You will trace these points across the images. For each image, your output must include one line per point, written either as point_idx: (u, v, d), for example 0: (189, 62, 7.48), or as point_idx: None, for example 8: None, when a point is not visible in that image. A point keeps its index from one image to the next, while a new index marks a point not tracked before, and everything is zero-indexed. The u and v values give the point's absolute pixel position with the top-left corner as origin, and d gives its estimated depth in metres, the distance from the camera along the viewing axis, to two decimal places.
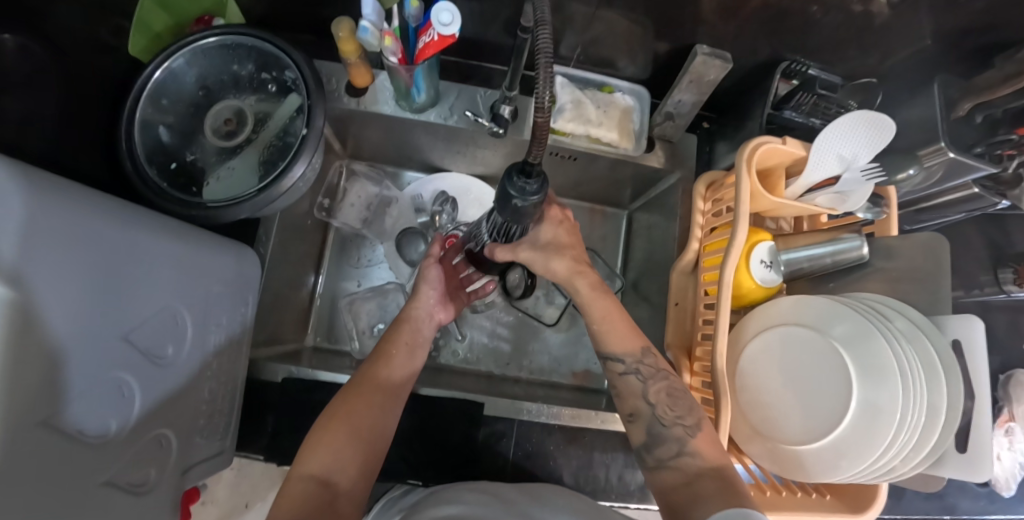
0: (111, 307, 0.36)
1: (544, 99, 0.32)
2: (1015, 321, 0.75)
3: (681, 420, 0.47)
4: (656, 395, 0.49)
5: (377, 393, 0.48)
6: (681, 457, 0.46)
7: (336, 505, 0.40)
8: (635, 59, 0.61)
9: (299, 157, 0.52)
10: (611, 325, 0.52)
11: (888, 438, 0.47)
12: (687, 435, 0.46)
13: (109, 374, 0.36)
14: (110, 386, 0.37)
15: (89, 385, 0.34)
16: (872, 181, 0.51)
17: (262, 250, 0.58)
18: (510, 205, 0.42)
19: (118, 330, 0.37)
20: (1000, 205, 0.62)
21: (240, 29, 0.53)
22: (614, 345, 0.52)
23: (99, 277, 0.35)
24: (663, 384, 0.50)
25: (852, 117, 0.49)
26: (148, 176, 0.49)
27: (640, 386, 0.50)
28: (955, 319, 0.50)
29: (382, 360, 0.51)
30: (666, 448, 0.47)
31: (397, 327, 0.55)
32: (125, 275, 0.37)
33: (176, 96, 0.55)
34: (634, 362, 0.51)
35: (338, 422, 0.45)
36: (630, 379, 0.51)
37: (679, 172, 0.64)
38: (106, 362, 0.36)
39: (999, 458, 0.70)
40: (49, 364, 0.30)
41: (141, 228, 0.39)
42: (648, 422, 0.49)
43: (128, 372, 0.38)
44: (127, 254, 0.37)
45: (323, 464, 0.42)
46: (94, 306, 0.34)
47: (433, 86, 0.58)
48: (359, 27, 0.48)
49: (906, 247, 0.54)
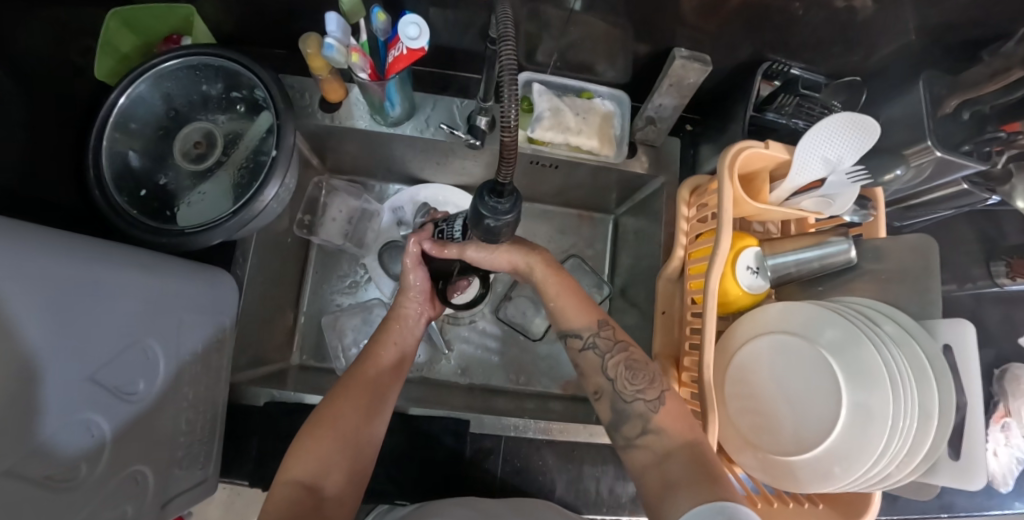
0: (77, 348, 0.35)
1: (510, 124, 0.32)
2: (1010, 315, 0.74)
3: (642, 395, 0.47)
4: (615, 368, 0.50)
5: (362, 393, 0.48)
6: (645, 435, 0.46)
7: (322, 510, 0.40)
8: (614, 63, 0.59)
9: (271, 177, 0.51)
10: (565, 302, 0.54)
11: (881, 444, 0.46)
12: (649, 409, 0.47)
13: (76, 415, 0.35)
14: (78, 427, 0.36)
15: (54, 430, 0.33)
16: (858, 184, 0.50)
17: (239, 272, 0.57)
18: (483, 224, 0.42)
19: (84, 371, 0.36)
20: (991, 200, 0.61)
21: (204, 50, 0.52)
22: (571, 320, 0.53)
23: (64, 318, 0.34)
24: (620, 357, 0.50)
25: (834, 120, 0.47)
26: (116, 205, 0.48)
27: (599, 360, 0.51)
28: (944, 321, 0.49)
29: (370, 359, 0.51)
30: (631, 425, 0.47)
31: (385, 327, 0.54)
32: (89, 312, 0.36)
33: (144, 120, 0.54)
34: (590, 335, 0.52)
35: (321, 428, 0.44)
36: (590, 354, 0.51)
37: (663, 176, 0.63)
38: (72, 403, 0.35)
39: (995, 454, 0.69)
40: (10, 414, 0.29)
41: (106, 264, 0.39)
42: (611, 397, 0.49)
43: (96, 411, 0.37)
44: (89, 291, 0.36)
45: (309, 470, 0.42)
46: (59, 349, 0.34)
47: (407, 99, 0.57)
48: (325, 44, 0.47)
49: (893, 248, 0.54)
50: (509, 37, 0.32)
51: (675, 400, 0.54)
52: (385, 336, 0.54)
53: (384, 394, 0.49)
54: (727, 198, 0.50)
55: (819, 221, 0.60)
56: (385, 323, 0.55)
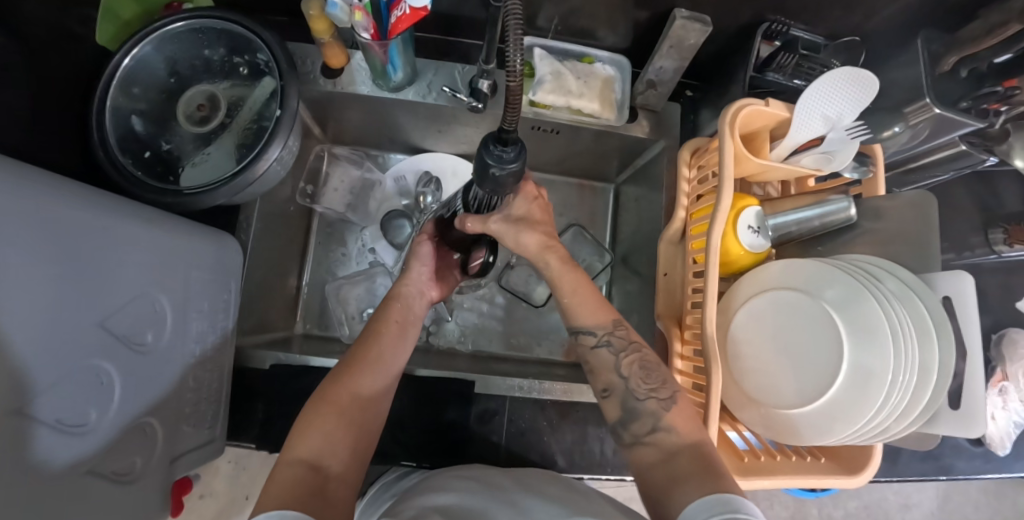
0: (86, 295, 0.36)
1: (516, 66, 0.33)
2: (1008, 282, 0.74)
3: (654, 393, 0.47)
4: (628, 368, 0.49)
5: (361, 372, 0.47)
6: (654, 434, 0.45)
7: (328, 488, 0.38)
8: (615, 29, 0.59)
9: (274, 139, 0.51)
10: (579, 299, 0.53)
11: (883, 398, 0.46)
12: (661, 408, 0.46)
13: (85, 362, 0.36)
14: (87, 372, 0.36)
15: (61, 374, 0.34)
16: (857, 139, 0.51)
17: (244, 237, 0.57)
18: (489, 174, 0.42)
19: (94, 315, 0.36)
20: (989, 162, 0.62)
21: (207, 12, 0.52)
22: (585, 318, 0.52)
23: (73, 264, 0.34)
24: (634, 357, 0.49)
25: (835, 75, 0.48)
26: (121, 165, 0.49)
27: (612, 359, 0.50)
28: (943, 273, 0.50)
29: (373, 337, 0.51)
30: (641, 423, 0.46)
31: (388, 305, 0.55)
32: (97, 262, 0.37)
33: (147, 84, 0.54)
34: (605, 334, 0.51)
35: (329, 399, 0.44)
36: (601, 352, 0.50)
37: (664, 140, 0.63)
38: (81, 350, 0.35)
39: (994, 418, 0.68)
40: (18, 354, 0.29)
41: (116, 214, 0.39)
42: (622, 396, 0.48)
43: (105, 359, 0.38)
44: (98, 241, 0.37)
45: (314, 449, 0.41)
46: (69, 293, 0.34)
47: (409, 63, 0.58)
48: (330, 2, 0.49)
49: (893, 208, 0.54)
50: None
51: (678, 359, 0.55)
52: (385, 316, 0.54)
53: (383, 378, 0.49)
54: (727, 153, 0.50)
55: (818, 182, 0.61)
56: (384, 302, 0.56)
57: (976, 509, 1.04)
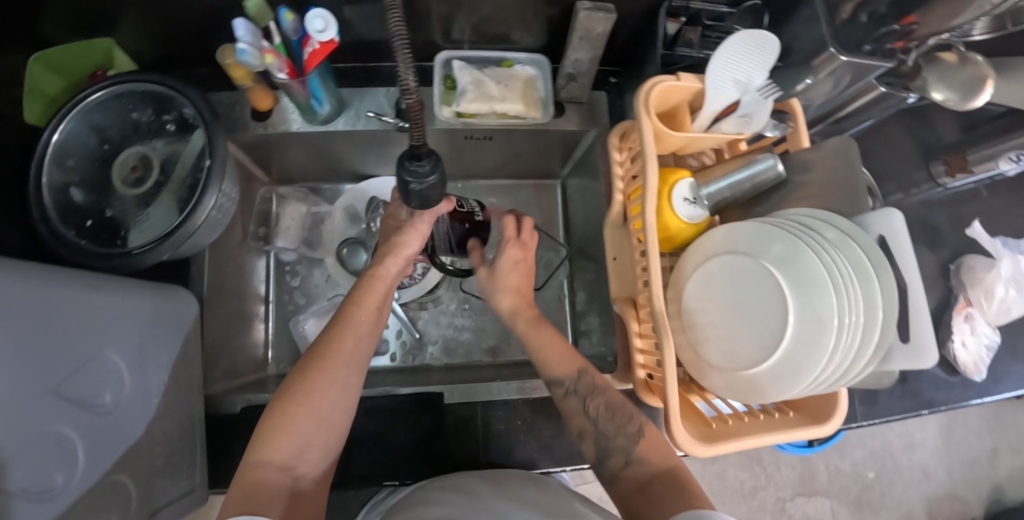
0: (38, 364, 0.36)
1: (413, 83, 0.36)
2: (958, 213, 0.75)
3: (624, 430, 0.48)
4: (596, 411, 0.50)
5: (335, 368, 0.47)
6: (629, 466, 0.47)
7: (297, 490, 0.40)
8: (528, 29, 0.61)
9: (209, 188, 0.52)
10: (551, 355, 0.53)
11: (831, 341, 0.47)
12: (632, 443, 0.47)
13: (46, 429, 0.36)
14: (48, 439, 0.37)
15: (23, 443, 0.34)
16: (770, 98, 0.52)
17: (198, 287, 0.58)
18: (411, 190, 0.45)
19: (47, 383, 0.37)
20: (911, 100, 0.63)
21: (128, 76, 0.54)
22: (552, 371, 0.52)
23: (21, 334, 0.35)
24: (601, 399, 0.50)
25: (736, 39, 0.49)
26: (64, 237, 0.50)
27: (580, 405, 0.50)
28: (874, 214, 0.51)
29: (346, 328, 0.50)
30: (615, 459, 0.47)
31: (365, 287, 0.54)
32: (45, 329, 0.37)
33: (80, 154, 0.55)
34: (572, 382, 0.51)
35: (300, 399, 0.44)
36: (571, 400, 0.51)
37: (595, 129, 0.65)
38: (39, 418, 0.36)
39: (964, 345, 0.67)
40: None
41: (57, 281, 0.40)
42: (594, 437, 0.49)
43: (64, 425, 0.38)
44: (42, 308, 0.37)
45: (284, 452, 0.41)
46: (21, 364, 0.34)
47: (333, 94, 0.60)
48: (238, 50, 0.49)
49: (819, 157, 0.55)
50: None
51: (636, 337, 0.56)
52: (364, 302, 0.53)
53: (355, 368, 0.48)
54: (645, 131, 0.52)
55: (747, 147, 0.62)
56: (364, 282, 0.55)
57: (977, 436, 1.12)
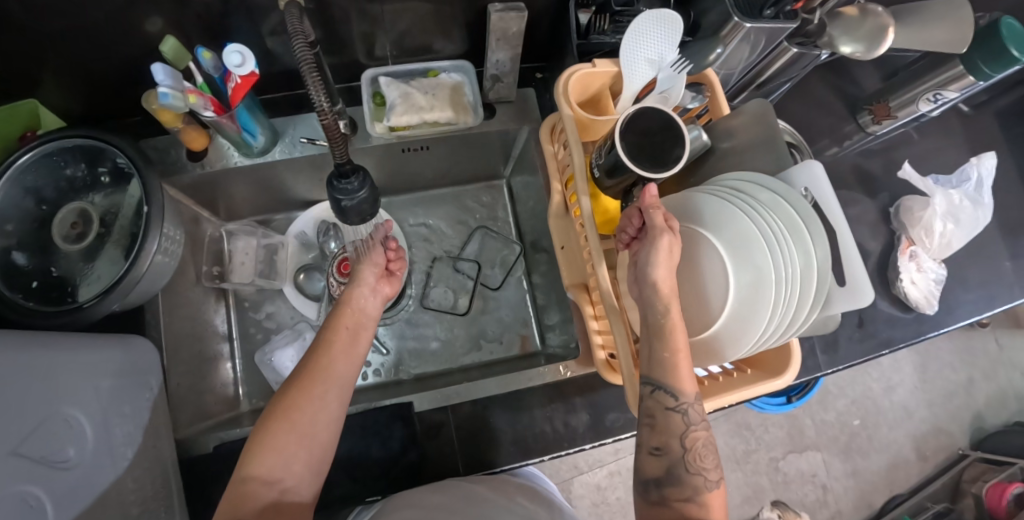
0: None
1: (323, 104, 0.40)
2: (889, 157, 0.78)
3: (705, 472, 0.45)
4: (692, 441, 0.46)
5: (318, 384, 0.46)
6: (688, 504, 0.44)
7: (280, 505, 0.41)
8: (449, 37, 0.63)
9: (151, 231, 0.53)
10: (682, 360, 0.45)
11: (769, 296, 0.49)
12: (705, 486, 0.45)
13: (11, 488, 0.36)
14: (12, 499, 0.36)
15: None
16: (683, 72, 0.54)
17: (156, 332, 0.58)
18: (345, 208, 0.47)
19: (6, 446, 0.37)
20: (823, 57, 0.66)
21: (56, 135, 0.55)
22: (673, 379, 0.45)
23: None
24: (700, 433, 0.46)
25: (641, 22, 0.50)
26: (10, 300, 0.49)
27: (683, 426, 0.45)
28: (798, 167, 0.52)
29: (327, 349, 0.49)
30: (679, 493, 0.44)
31: (339, 311, 0.52)
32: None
33: (17, 219, 0.55)
34: (687, 403, 0.45)
35: (280, 420, 0.43)
36: (675, 417, 0.45)
37: (527, 125, 0.66)
38: (1, 480, 0.36)
39: (913, 282, 0.70)
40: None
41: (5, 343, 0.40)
42: (672, 462, 0.45)
43: (28, 483, 0.38)
44: None
45: (268, 466, 0.42)
46: None
47: (265, 125, 0.60)
48: (159, 94, 0.49)
49: (741, 122, 0.57)
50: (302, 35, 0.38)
51: (592, 320, 0.57)
52: (334, 326, 0.51)
53: (337, 391, 0.47)
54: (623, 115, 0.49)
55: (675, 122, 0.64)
56: (337, 307, 0.53)
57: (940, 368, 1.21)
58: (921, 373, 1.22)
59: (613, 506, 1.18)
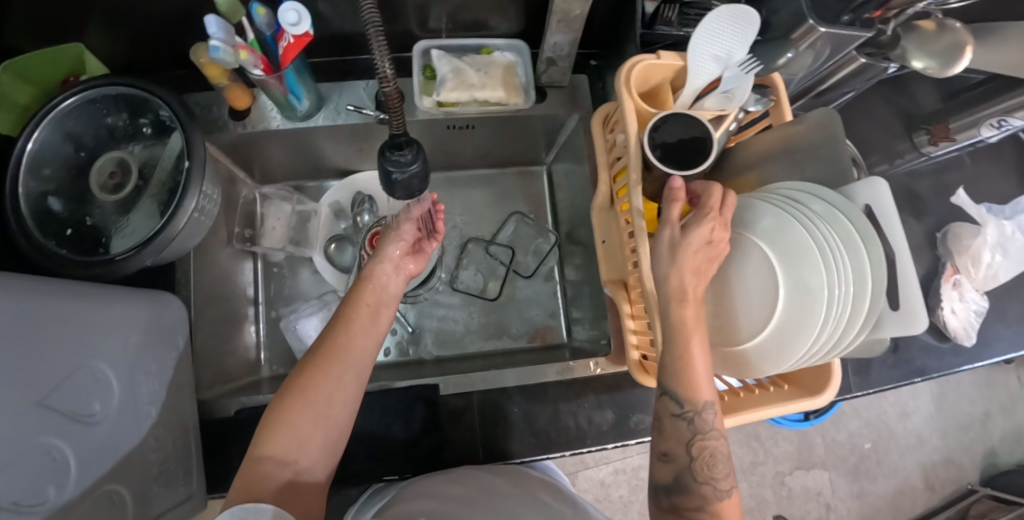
0: (26, 373, 0.36)
1: (385, 71, 0.38)
2: (943, 181, 0.76)
3: (714, 481, 0.47)
4: (699, 450, 0.47)
5: (335, 364, 0.45)
6: (700, 510, 0.46)
7: (295, 484, 0.41)
8: (505, 15, 0.60)
9: (190, 189, 0.52)
10: (691, 370, 0.46)
11: (820, 312, 0.47)
12: (715, 494, 0.46)
13: (36, 440, 0.36)
14: (38, 451, 0.36)
15: (16, 452, 0.34)
16: (750, 73, 0.52)
17: (185, 293, 0.58)
18: (393, 181, 0.46)
19: (32, 396, 0.36)
20: (891, 70, 0.63)
21: (101, 81, 0.53)
22: (679, 389, 0.46)
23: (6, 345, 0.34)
24: (710, 444, 0.47)
25: (715, 16, 0.49)
26: (43, 246, 0.48)
27: (688, 434, 0.47)
28: (861, 184, 0.50)
29: (346, 324, 0.48)
30: (691, 502, 0.46)
31: (359, 287, 0.51)
32: (30, 340, 0.37)
33: (56, 163, 0.54)
34: (692, 412, 0.47)
35: (297, 398, 0.42)
36: (681, 425, 0.47)
37: (577, 113, 0.64)
38: (29, 429, 0.35)
39: (953, 312, 0.68)
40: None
41: (42, 293, 0.39)
42: (680, 469, 0.47)
43: (54, 436, 0.37)
44: (21, 321, 0.36)
45: (283, 445, 0.41)
46: (12, 371, 0.34)
47: (312, 89, 0.59)
48: (210, 47, 0.48)
49: (803, 129, 0.54)
50: None
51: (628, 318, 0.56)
52: (354, 299, 0.49)
53: (355, 371, 0.46)
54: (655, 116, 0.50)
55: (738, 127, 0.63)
56: (358, 282, 0.52)
57: (955, 397, 1.21)
58: (937, 403, 1.20)
59: (614, 504, 1.18)
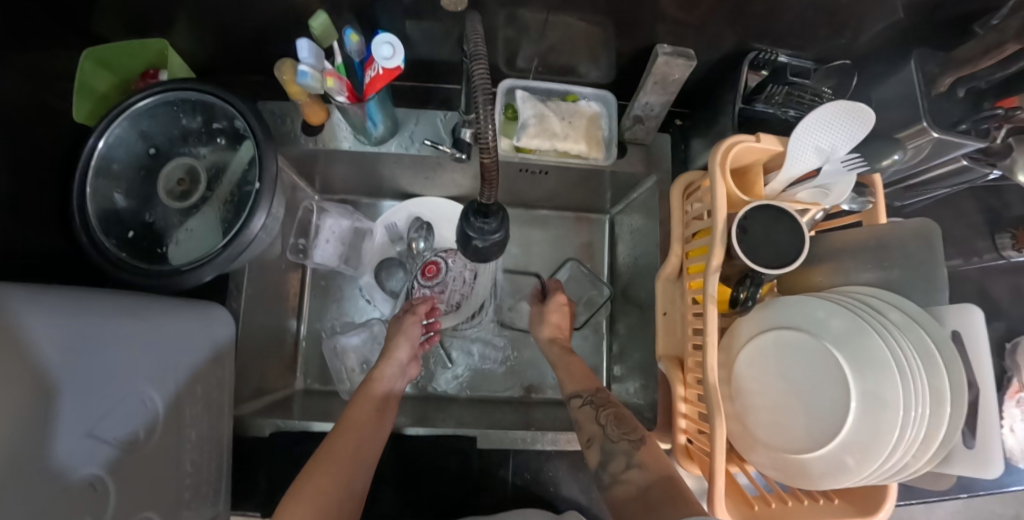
0: (74, 403, 0.34)
1: (490, 138, 0.35)
2: (1017, 286, 0.73)
3: (626, 435, 0.48)
4: (605, 418, 0.51)
5: (346, 446, 0.45)
6: (629, 470, 0.46)
7: None
8: (598, 63, 0.58)
9: (258, 208, 0.50)
10: (569, 373, 0.59)
11: (895, 436, 0.44)
12: (632, 448, 0.47)
13: (80, 472, 0.34)
14: (80, 483, 0.34)
15: (58, 490, 0.32)
16: (854, 171, 0.48)
17: (235, 305, 0.56)
18: (472, 244, 0.42)
19: (81, 426, 0.35)
20: (991, 174, 0.60)
21: (181, 84, 0.51)
22: (574, 384, 0.57)
23: (54, 376, 0.33)
24: (611, 410, 0.52)
25: (827, 109, 0.45)
26: (105, 250, 0.47)
27: (593, 413, 0.53)
28: (950, 307, 0.46)
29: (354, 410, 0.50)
30: (617, 462, 0.47)
31: (366, 386, 0.54)
32: (77, 368, 0.35)
33: (125, 161, 0.53)
34: (590, 394, 0.55)
35: (311, 482, 0.41)
36: (585, 409, 0.54)
37: (655, 175, 0.63)
38: (73, 462, 0.34)
39: (1012, 429, 0.68)
40: (19, 478, 0.29)
41: (91, 315, 0.38)
42: (601, 442, 0.49)
43: (99, 466, 0.36)
44: (65, 350, 0.34)
45: None
46: (58, 410, 0.33)
47: (389, 116, 0.57)
48: (299, 72, 0.47)
49: (894, 235, 0.51)
50: (480, 54, 0.36)
51: (682, 402, 0.54)
52: (367, 393, 0.53)
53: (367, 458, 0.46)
54: (747, 206, 0.48)
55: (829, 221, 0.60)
56: (364, 384, 0.55)
57: None
58: None
59: None
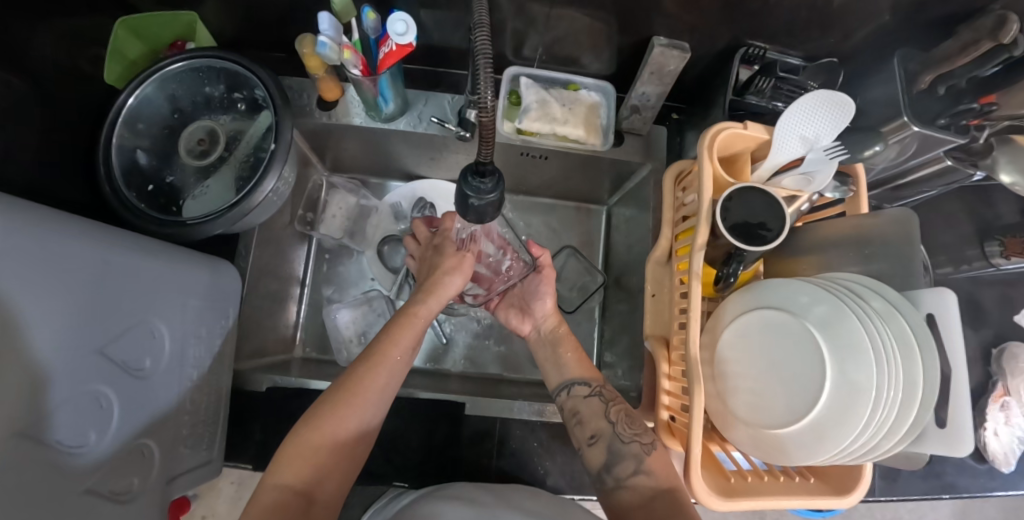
0: (91, 326, 0.37)
1: (487, 101, 0.35)
2: (1006, 295, 0.74)
3: (638, 437, 0.51)
4: (615, 415, 0.53)
5: (360, 398, 0.45)
6: (635, 476, 0.49)
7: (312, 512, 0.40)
8: (599, 56, 0.61)
9: (270, 171, 0.53)
10: (572, 358, 0.60)
11: (866, 416, 0.43)
12: (643, 452, 0.50)
13: (87, 386, 0.37)
14: (87, 397, 0.37)
15: (66, 402, 0.35)
16: (836, 159, 0.51)
17: (243, 263, 0.59)
18: (469, 204, 0.45)
19: (93, 344, 0.38)
20: (976, 177, 0.62)
21: (207, 52, 0.55)
22: (576, 372, 0.58)
23: (75, 307, 0.35)
24: (622, 405, 0.54)
25: (809, 99, 0.48)
26: (125, 198, 0.50)
27: (602, 406, 0.54)
28: (927, 293, 0.47)
29: (382, 359, 0.48)
30: (625, 466, 0.50)
31: (404, 319, 0.52)
32: (96, 301, 0.38)
33: (150, 120, 0.56)
34: (597, 386, 0.56)
35: (318, 435, 0.42)
36: (593, 401, 0.55)
37: (650, 163, 0.66)
38: (83, 376, 0.37)
39: (996, 434, 0.67)
40: (32, 386, 0.32)
41: (116, 246, 0.40)
42: (608, 441, 0.52)
43: (105, 384, 0.39)
44: (89, 284, 0.37)
45: (298, 476, 0.41)
46: (71, 350, 0.35)
47: (400, 95, 0.61)
48: (318, 43, 0.50)
49: (875, 225, 0.52)
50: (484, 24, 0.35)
51: (665, 379, 0.55)
52: (402, 337, 0.50)
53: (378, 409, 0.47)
54: (731, 188, 0.51)
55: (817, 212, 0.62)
56: (405, 315, 0.52)
57: None
58: None
59: None
